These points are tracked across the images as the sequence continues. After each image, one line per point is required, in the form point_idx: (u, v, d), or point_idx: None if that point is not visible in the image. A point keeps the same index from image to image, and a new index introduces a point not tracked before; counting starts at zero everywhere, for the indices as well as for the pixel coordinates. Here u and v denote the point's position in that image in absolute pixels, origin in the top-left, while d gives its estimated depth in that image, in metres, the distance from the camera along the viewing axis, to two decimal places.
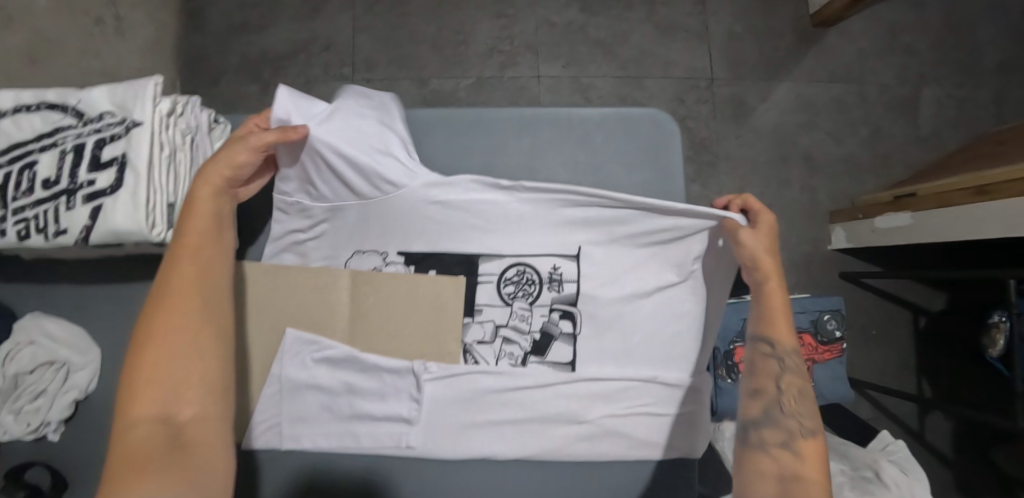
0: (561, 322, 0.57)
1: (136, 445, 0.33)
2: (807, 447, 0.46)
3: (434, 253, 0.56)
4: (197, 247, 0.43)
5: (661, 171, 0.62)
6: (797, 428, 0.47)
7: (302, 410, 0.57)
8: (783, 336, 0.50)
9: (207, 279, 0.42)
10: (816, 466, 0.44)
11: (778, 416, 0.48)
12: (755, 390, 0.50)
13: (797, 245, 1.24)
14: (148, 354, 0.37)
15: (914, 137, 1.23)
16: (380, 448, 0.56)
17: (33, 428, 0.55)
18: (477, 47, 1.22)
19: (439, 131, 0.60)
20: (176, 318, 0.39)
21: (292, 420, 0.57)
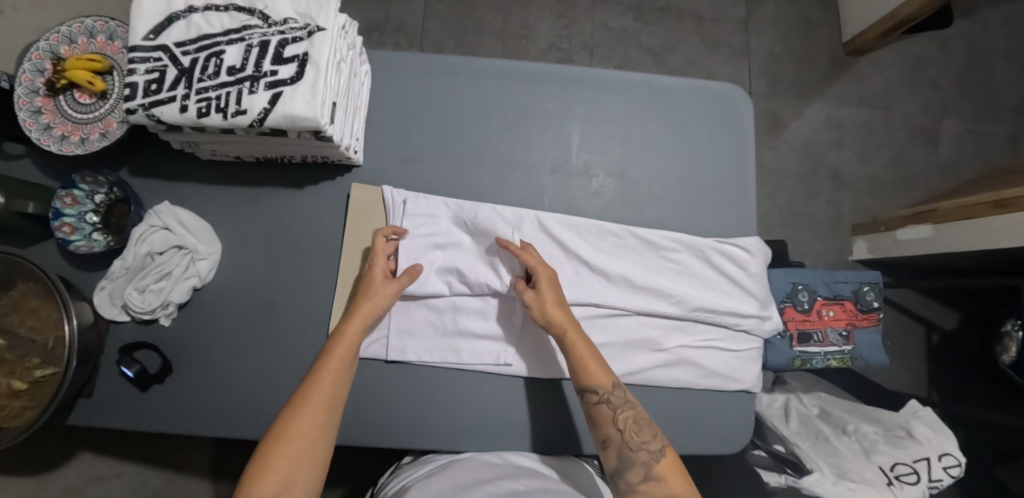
0: (645, 262, 0.64)
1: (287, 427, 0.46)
2: (664, 470, 0.49)
3: (538, 192, 0.65)
4: (350, 334, 0.53)
5: (739, 141, 0.69)
6: (649, 457, 0.49)
7: (409, 323, 0.61)
8: (600, 380, 0.53)
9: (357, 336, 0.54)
10: (681, 485, 0.48)
11: (631, 454, 0.50)
12: (603, 440, 0.52)
13: (821, 253, 1.32)
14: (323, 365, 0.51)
15: (935, 163, 1.33)
16: (481, 364, 0.61)
17: (152, 304, 0.58)
18: (538, 43, 1.32)
19: (549, 83, 0.66)
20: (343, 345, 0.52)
21: (398, 334, 0.60)
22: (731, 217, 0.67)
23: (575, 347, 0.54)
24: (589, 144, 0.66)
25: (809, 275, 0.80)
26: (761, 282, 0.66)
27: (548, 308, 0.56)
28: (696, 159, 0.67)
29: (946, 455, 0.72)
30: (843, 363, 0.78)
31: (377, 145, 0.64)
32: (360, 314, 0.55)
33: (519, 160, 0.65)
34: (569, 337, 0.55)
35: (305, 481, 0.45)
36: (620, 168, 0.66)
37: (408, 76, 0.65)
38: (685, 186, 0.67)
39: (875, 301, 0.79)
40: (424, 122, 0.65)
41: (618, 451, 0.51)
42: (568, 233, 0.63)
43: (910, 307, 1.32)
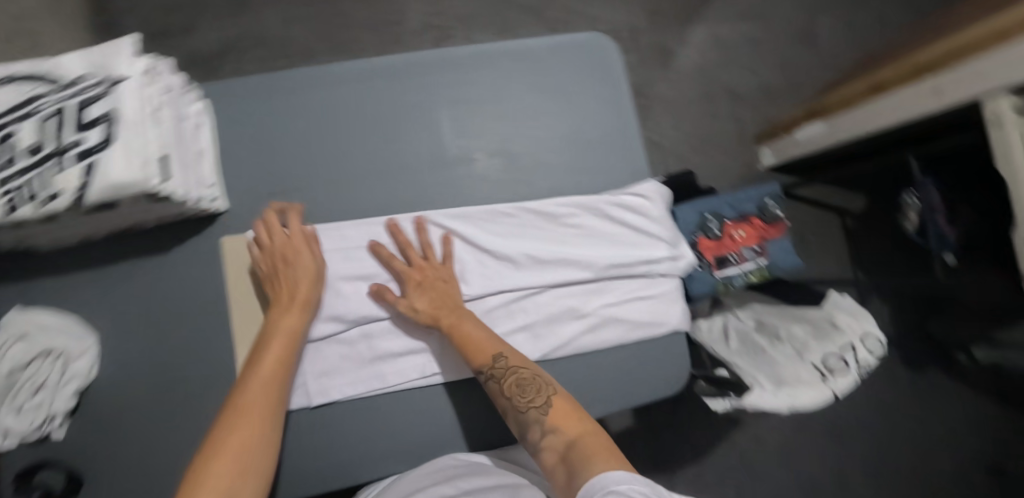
0: (547, 234, 0.63)
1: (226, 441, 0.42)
2: (558, 417, 0.48)
3: (424, 191, 0.62)
4: (271, 349, 0.50)
5: (612, 89, 0.68)
6: (538, 411, 0.49)
7: (324, 363, 0.58)
8: (480, 353, 0.53)
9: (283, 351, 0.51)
10: (579, 428, 0.47)
11: (525, 416, 0.49)
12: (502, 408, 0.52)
13: (733, 169, 1.38)
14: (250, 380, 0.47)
15: (818, 60, 1.39)
16: (410, 381, 0.59)
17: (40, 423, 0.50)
18: (411, 24, 1.26)
19: (406, 76, 0.63)
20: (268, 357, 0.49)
21: (318, 377, 0.58)
22: (623, 166, 0.67)
23: (454, 327, 0.55)
24: (464, 128, 0.63)
25: (712, 202, 0.83)
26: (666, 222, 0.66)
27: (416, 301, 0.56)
28: (575, 116, 0.66)
29: (868, 337, 0.77)
30: (762, 275, 0.81)
31: (240, 184, 0.59)
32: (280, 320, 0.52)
33: (397, 163, 0.62)
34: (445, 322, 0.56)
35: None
36: (501, 146, 0.64)
37: (253, 103, 0.60)
38: (571, 147, 0.66)
39: (779, 211, 0.82)
40: (283, 147, 0.60)
41: (513, 415, 0.50)
42: (464, 227, 0.61)
43: (821, 200, 1.41)
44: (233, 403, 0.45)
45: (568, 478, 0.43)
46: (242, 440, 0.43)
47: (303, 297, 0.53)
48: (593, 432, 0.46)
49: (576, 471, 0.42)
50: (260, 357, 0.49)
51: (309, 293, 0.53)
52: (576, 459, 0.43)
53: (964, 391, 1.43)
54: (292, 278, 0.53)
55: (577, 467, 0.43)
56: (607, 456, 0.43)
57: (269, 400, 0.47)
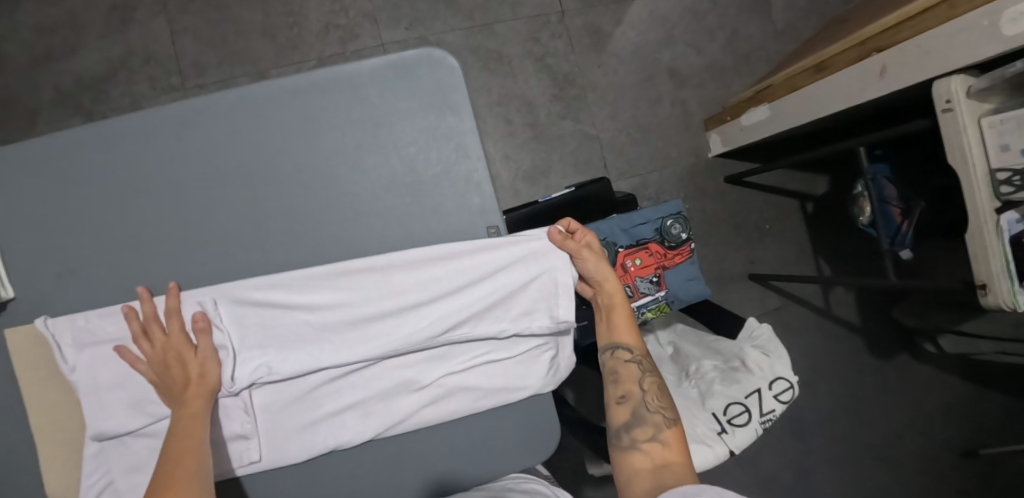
0: (373, 297, 0.55)
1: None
2: (670, 436, 0.51)
3: (231, 260, 0.55)
4: (193, 421, 0.48)
5: (451, 120, 0.59)
6: (662, 421, 0.52)
7: (135, 457, 0.53)
8: (633, 339, 0.58)
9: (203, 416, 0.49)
10: (681, 456, 0.50)
11: (647, 414, 0.53)
12: (622, 396, 0.55)
13: (679, 160, 1.25)
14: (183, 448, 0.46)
15: (771, 33, 1.24)
16: (222, 475, 0.53)
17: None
18: (311, 27, 1.15)
19: (201, 126, 0.55)
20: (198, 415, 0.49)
21: (127, 472, 0.53)
22: (469, 208, 0.59)
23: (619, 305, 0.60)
24: (274, 181, 0.55)
25: (605, 227, 0.73)
26: (538, 259, 0.58)
27: (163, 366, 0.50)
28: (407, 156, 0.58)
29: (778, 381, 0.70)
30: (661, 310, 0.73)
31: (25, 266, 0.54)
32: (196, 392, 0.50)
33: (197, 228, 0.55)
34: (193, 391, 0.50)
35: None
36: (319, 199, 0.56)
37: (31, 173, 0.53)
38: (403, 193, 0.58)
39: (682, 234, 0.73)
40: (68, 221, 0.54)
41: (633, 408, 0.53)
42: (278, 297, 0.53)
43: (781, 185, 1.28)
44: (182, 475, 0.43)
45: (658, 484, 0.46)
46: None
47: (201, 385, 0.50)
48: (686, 463, 0.49)
49: (664, 486, 0.45)
50: (189, 438, 0.47)
51: (204, 378, 0.51)
52: (669, 477, 0.46)
53: (941, 382, 1.33)
54: (177, 373, 0.50)
55: (671, 481, 0.46)
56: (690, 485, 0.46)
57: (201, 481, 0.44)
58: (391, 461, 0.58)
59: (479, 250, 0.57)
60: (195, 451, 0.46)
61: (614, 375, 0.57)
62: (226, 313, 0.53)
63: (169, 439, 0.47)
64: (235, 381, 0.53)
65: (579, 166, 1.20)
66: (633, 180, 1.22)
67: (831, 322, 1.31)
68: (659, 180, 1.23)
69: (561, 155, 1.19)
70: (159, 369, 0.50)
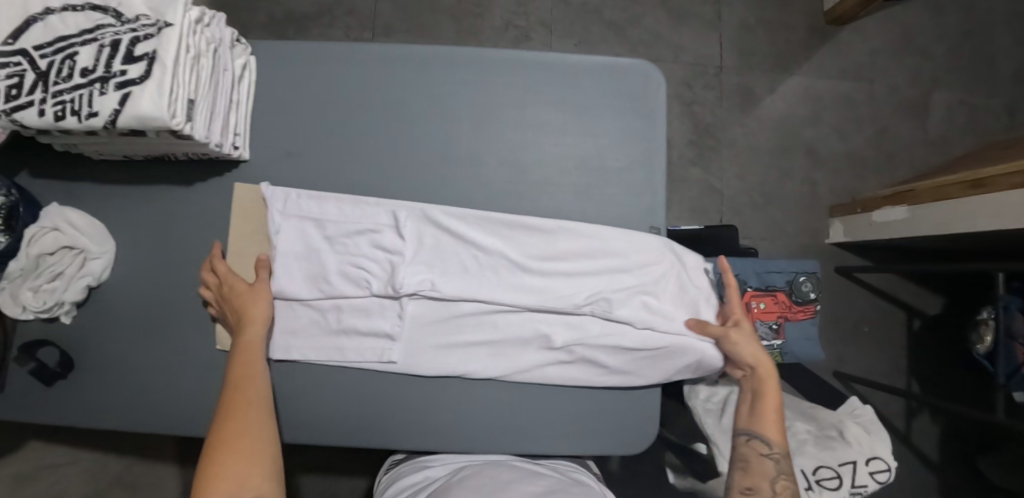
0: (534, 253, 0.60)
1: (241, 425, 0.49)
2: None
3: (423, 185, 0.62)
4: (252, 342, 0.55)
5: (643, 125, 0.64)
6: None
7: (294, 323, 0.60)
8: (777, 432, 0.57)
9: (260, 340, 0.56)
10: None
11: None
12: (750, 486, 0.55)
13: (794, 236, 1.25)
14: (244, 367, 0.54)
15: (923, 140, 1.23)
16: (364, 362, 0.59)
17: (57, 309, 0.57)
18: (493, 21, 1.27)
19: (439, 69, 0.63)
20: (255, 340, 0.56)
21: (285, 334, 0.60)
22: (637, 205, 0.64)
23: (772, 394, 0.58)
24: (480, 132, 0.63)
25: (738, 265, 0.76)
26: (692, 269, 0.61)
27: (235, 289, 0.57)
28: (596, 143, 0.64)
29: (875, 459, 0.68)
30: (772, 358, 0.74)
31: (263, 139, 0.63)
32: (256, 313, 0.56)
33: (407, 150, 0.63)
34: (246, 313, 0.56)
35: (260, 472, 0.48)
36: (510, 157, 0.63)
37: (298, 69, 0.64)
38: (584, 173, 0.63)
39: (811, 293, 0.74)
40: (312, 115, 0.63)
41: None
42: (460, 227, 0.60)
43: (888, 291, 1.24)
44: (240, 399, 0.51)
45: None
46: (248, 439, 0.49)
47: (257, 311, 0.56)
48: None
49: None
50: (246, 363, 0.54)
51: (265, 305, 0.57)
52: None
53: None
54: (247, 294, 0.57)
55: None
56: None
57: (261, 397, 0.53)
58: (498, 406, 0.61)
59: (638, 242, 0.61)
60: (252, 376, 0.53)
61: (744, 461, 0.57)
62: (412, 226, 0.60)
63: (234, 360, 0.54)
64: (400, 287, 0.58)
65: (695, 212, 1.23)
66: (743, 241, 1.23)
67: (909, 449, 1.23)
68: (769, 249, 1.23)
69: (682, 197, 1.23)
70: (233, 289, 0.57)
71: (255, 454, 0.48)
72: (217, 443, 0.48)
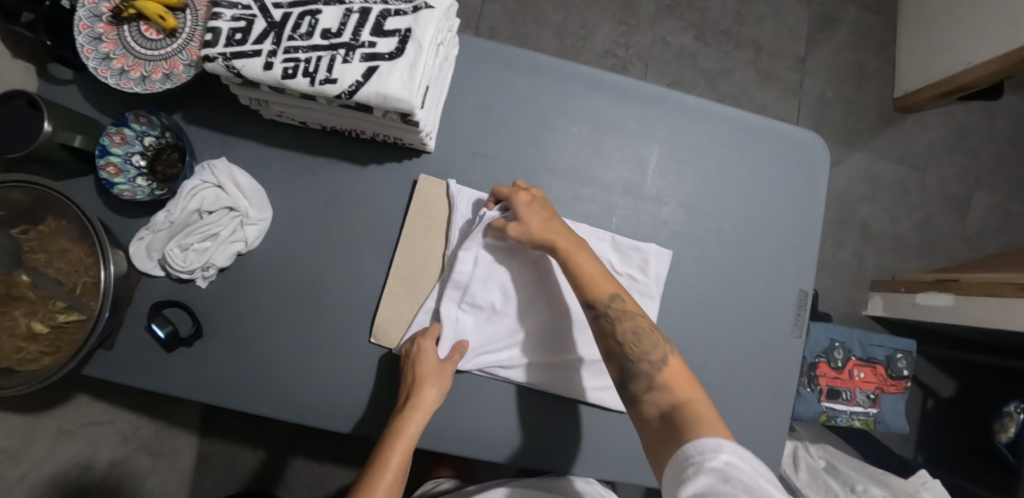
0: (687, 296, 0.64)
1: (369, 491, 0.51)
2: (677, 383, 0.50)
3: (600, 211, 0.63)
4: (421, 406, 0.54)
5: (805, 191, 0.68)
6: (650, 367, 0.51)
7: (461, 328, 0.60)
8: (598, 291, 0.54)
9: (431, 402, 0.55)
10: (690, 393, 0.50)
11: (634, 364, 0.52)
12: (607, 352, 0.54)
13: (838, 303, 1.32)
14: (401, 428, 0.54)
15: (961, 233, 1.34)
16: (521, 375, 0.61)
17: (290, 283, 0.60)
18: (595, 45, 1.28)
19: (628, 101, 0.64)
20: (424, 402, 0.54)
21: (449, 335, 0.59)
22: (788, 267, 0.67)
23: (573, 253, 0.55)
24: (663, 171, 0.65)
25: (845, 332, 0.80)
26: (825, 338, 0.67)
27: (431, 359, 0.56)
28: (762, 200, 0.67)
29: None
30: (866, 425, 0.79)
31: (451, 134, 0.62)
32: (435, 381, 0.55)
33: (593, 174, 0.63)
34: (425, 377, 0.55)
35: None
36: (682, 200, 0.65)
37: (494, 70, 0.62)
38: (749, 227, 0.66)
39: (905, 370, 0.79)
40: (503, 120, 0.62)
41: (622, 360, 0.52)
42: (625, 263, 0.62)
43: None
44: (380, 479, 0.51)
45: (671, 434, 0.47)
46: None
47: (425, 402, 0.54)
48: (702, 400, 0.49)
49: (683, 430, 0.46)
50: (398, 460, 0.53)
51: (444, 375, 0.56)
52: (681, 422, 0.47)
53: None
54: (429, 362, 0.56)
55: (681, 427, 0.46)
56: (699, 422, 0.46)
57: (403, 463, 0.53)
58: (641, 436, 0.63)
59: (776, 301, 0.67)
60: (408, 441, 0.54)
61: (596, 331, 0.55)
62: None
63: (561, 261, 0.55)
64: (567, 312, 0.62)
65: None
66: None
67: None
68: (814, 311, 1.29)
69: None
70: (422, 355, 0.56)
71: None
72: None
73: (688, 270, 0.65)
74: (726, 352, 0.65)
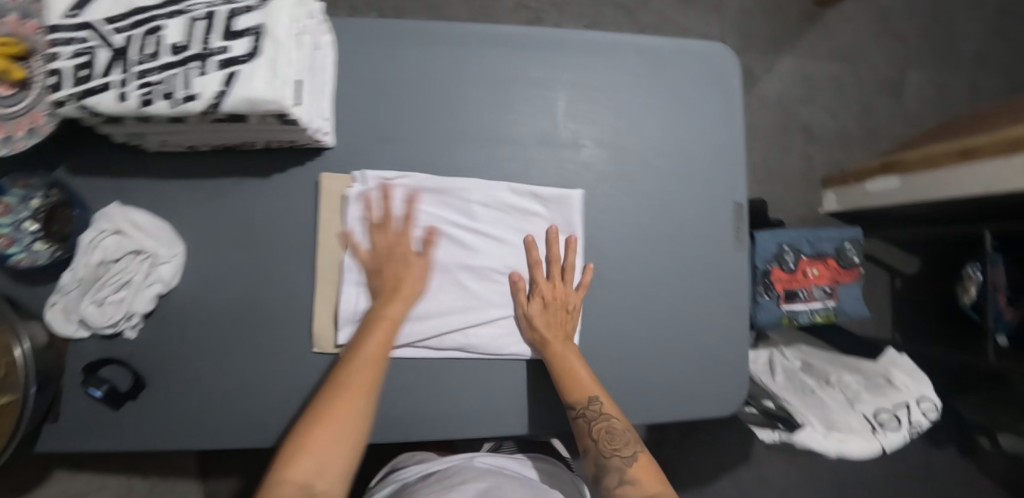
0: (624, 235, 0.64)
1: (344, 386, 0.50)
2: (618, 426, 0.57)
3: (519, 170, 0.62)
4: (394, 304, 0.55)
5: (721, 105, 0.67)
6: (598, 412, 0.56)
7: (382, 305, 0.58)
8: (554, 357, 0.57)
9: (410, 290, 0.57)
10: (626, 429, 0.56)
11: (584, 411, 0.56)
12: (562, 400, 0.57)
13: (796, 207, 1.34)
14: (379, 325, 0.54)
15: (901, 115, 1.36)
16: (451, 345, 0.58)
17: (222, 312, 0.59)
18: (505, 3, 1.24)
19: (524, 51, 0.62)
20: (401, 297, 0.56)
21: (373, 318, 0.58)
22: (719, 184, 0.67)
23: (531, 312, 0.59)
24: (574, 115, 0.63)
25: (793, 233, 0.81)
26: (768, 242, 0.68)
27: (405, 248, 0.58)
28: (679, 123, 0.66)
29: (925, 400, 0.76)
30: (828, 318, 0.81)
31: (348, 125, 0.59)
32: (405, 274, 0.57)
33: (504, 134, 0.62)
34: (399, 265, 0.57)
35: (341, 464, 0.47)
36: (598, 141, 0.64)
37: (377, 50, 0.60)
38: (673, 152, 0.65)
39: (856, 257, 0.81)
40: (399, 100, 0.60)
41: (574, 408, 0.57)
42: (533, 206, 0.61)
43: (874, 255, 1.30)
44: (355, 379, 0.50)
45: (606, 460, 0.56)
46: (343, 423, 0.48)
47: (409, 290, 0.57)
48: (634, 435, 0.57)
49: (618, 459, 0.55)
50: (379, 346, 0.53)
51: (412, 276, 0.57)
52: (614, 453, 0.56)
53: None
54: (401, 257, 0.57)
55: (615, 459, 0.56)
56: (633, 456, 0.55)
57: (376, 366, 0.52)
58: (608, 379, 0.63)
59: (714, 220, 0.66)
60: (384, 334, 0.54)
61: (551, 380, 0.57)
62: (483, 208, 0.60)
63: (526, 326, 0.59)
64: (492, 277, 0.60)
65: None
66: None
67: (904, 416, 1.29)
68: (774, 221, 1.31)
69: None
70: (396, 245, 0.58)
71: (349, 431, 0.48)
72: (320, 415, 0.48)
73: (619, 209, 0.64)
74: (673, 281, 0.65)
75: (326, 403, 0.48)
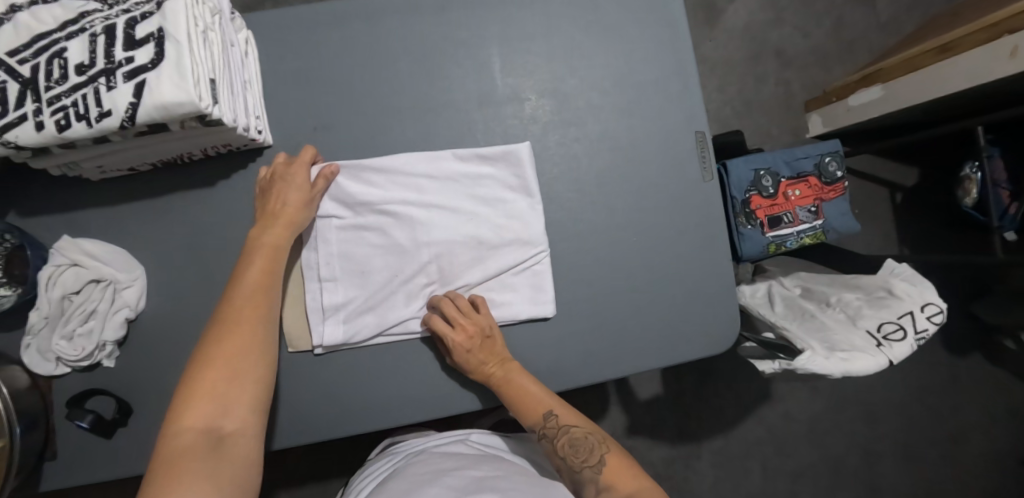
0: (585, 184, 0.62)
1: (232, 325, 0.46)
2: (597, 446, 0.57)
3: (465, 136, 0.60)
4: (276, 234, 0.52)
5: (665, 34, 0.64)
6: (575, 438, 0.57)
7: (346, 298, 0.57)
8: (534, 411, 0.57)
9: (297, 219, 0.53)
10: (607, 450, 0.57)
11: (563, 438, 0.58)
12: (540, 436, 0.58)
13: (781, 136, 1.29)
14: (261, 256, 0.51)
15: (877, 22, 1.30)
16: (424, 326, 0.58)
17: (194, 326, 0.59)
18: None
19: (448, 12, 0.60)
20: (284, 227, 0.52)
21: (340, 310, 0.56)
22: (675, 115, 0.64)
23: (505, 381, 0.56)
24: (512, 71, 0.61)
25: (769, 158, 0.77)
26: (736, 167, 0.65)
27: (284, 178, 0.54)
28: (623, 60, 0.63)
29: (928, 305, 0.73)
30: (817, 238, 0.78)
31: (284, 120, 0.58)
32: (285, 199, 0.53)
33: (443, 103, 0.60)
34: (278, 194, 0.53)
35: (247, 400, 0.44)
36: (541, 93, 0.62)
37: (297, 39, 0.58)
38: (621, 92, 0.63)
39: (839, 171, 0.78)
40: (329, 85, 0.58)
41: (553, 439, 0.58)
42: (483, 169, 0.59)
43: (869, 171, 1.24)
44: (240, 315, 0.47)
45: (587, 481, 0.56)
46: (234, 358, 0.45)
47: (290, 215, 0.53)
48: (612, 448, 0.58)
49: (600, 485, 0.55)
50: (261, 274, 0.50)
51: (296, 206, 0.53)
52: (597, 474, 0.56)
53: None
54: (283, 185, 0.53)
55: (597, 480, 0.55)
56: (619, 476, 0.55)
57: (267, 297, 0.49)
58: (590, 334, 0.62)
59: (676, 154, 0.64)
60: (271, 267, 0.51)
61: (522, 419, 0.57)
62: (432, 180, 0.59)
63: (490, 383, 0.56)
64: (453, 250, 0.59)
65: None
66: None
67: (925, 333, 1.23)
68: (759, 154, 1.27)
69: None
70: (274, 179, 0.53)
71: (248, 364, 0.45)
72: (205, 357, 0.44)
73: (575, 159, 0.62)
74: (642, 222, 0.63)
75: (215, 342, 0.45)
